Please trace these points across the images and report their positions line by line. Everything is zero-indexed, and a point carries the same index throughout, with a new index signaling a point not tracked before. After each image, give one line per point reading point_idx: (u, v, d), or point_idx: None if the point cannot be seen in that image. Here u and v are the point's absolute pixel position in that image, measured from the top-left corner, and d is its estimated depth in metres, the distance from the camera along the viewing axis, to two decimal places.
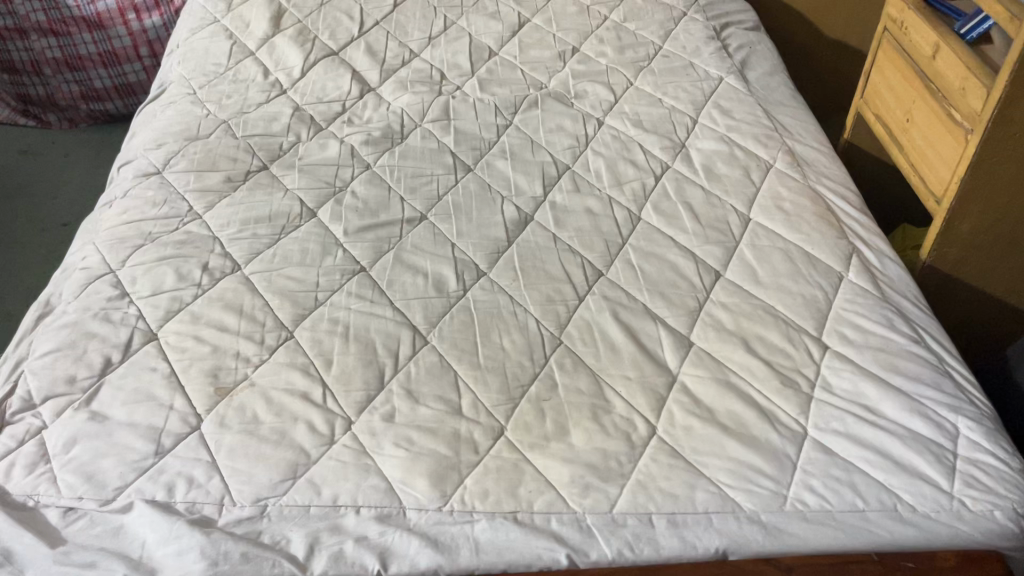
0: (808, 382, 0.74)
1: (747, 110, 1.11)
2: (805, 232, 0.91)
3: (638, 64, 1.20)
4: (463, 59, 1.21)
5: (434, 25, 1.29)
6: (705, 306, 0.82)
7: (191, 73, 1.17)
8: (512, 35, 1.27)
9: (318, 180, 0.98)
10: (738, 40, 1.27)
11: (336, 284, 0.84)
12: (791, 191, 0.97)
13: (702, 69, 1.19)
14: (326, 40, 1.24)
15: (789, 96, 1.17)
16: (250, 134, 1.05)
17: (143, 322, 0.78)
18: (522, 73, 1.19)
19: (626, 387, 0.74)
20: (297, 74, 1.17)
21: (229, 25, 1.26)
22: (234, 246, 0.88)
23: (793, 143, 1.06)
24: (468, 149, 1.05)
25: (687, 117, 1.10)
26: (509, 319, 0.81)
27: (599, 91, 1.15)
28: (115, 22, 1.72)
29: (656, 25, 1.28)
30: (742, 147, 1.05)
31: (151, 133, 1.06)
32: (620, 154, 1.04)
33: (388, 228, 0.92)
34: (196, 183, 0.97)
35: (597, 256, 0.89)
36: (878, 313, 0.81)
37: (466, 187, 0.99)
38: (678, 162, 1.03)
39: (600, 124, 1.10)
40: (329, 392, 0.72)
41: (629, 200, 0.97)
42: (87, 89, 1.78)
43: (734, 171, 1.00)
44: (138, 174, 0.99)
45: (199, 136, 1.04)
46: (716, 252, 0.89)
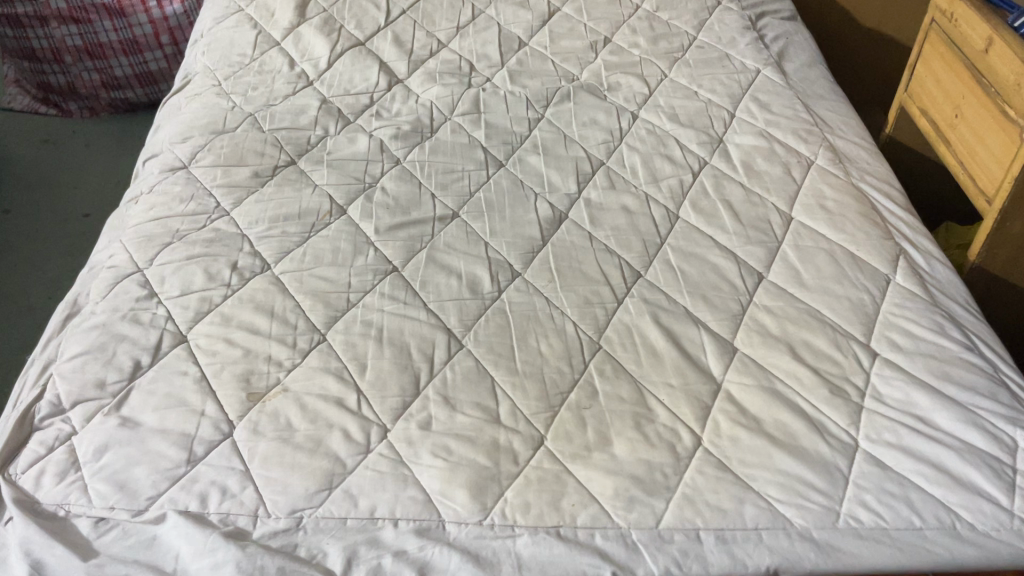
0: (858, 391, 0.72)
1: (785, 103, 1.08)
2: (849, 233, 0.88)
3: (673, 54, 1.17)
4: (492, 49, 1.18)
5: (462, 14, 1.26)
6: (749, 310, 0.80)
7: (216, 64, 1.15)
8: (542, 25, 1.24)
9: (347, 177, 0.96)
10: (775, 30, 1.23)
11: (368, 285, 0.82)
12: (833, 189, 0.94)
13: (739, 60, 1.16)
14: (352, 30, 1.22)
15: (828, 88, 1.13)
16: (277, 128, 1.03)
17: (172, 323, 0.77)
18: (553, 64, 1.16)
19: (669, 395, 0.71)
20: (323, 66, 1.15)
21: (254, 14, 1.24)
22: (263, 245, 0.86)
23: (833, 138, 1.03)
24: (499, 143, 1.03)
25: (724, 111, 1.07)
26: (546, 322, 0.78)
27: (633, 83, 1.12)
28: (136, 9, 1.69)
29: (690, 15, 1.25)
30: (782, 143, 1.02)
31: (176, 126, 1.04)
32: (656, 150, 1.01)
33: (420, 226, 0.90)
34: (223, 178, 0.95)
35: (635, 256, 0.86)
36: (928, 318, 0.78)
37: (498, 184, 0.97)
38: (716, 158, 1.00)
39: (635, 117, 1.07)
40: (364, 397, 0.71)
41: (667, 197, 0.94)
42: (108, 77, 1.76)
43: (775, 168, 0.97)
44: (164, 169, 0.97)
45: (226, 129, 1.02)
46: (758, 253, 0.86)
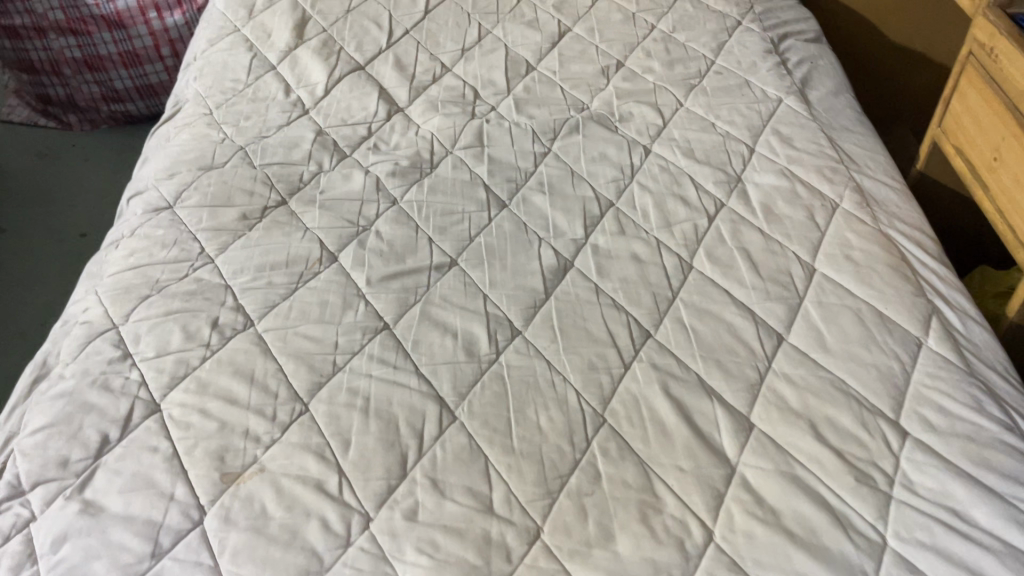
0: (886, 478, 0.66)
1: (809, 137, 1.01)
2: (878, 288, 0.82)
3: (689, 81, 1.11)
4: (498, 75, 1.12)
5: (467, 35, 1.20)
6: (768, 378, 0.74)
7: (208, 90, 1.09)
8: (551, 47, 1.18)
9: (340, 218, 0.90)
10: (799, 53, 1.16)
11: (357, 345, 0.76)
12: (861, 236, 0.87)
13: (760, 88, 1.09)
14: (352, 52, 1.16)
15: (856, 119, 1.06)
16: (269, 163, 0.97)
17: (145, 390, 0.72)
18: (562, 91, 1.10)
19: (679, 481, 0.66)
20: (320, 92, 1.09)
21: (250, 35, 1.18)
22: (247, 297, 0.81)
23: (861, 177, 0.96)
24: (502, 181, 0.97)
25: (743, 145, 1.00)
26: (547, 390, 0.73)
27: (646, 113, 1.05)
28: (135, 21, 1.63)
29: (708, 36, 1.18)
30: (805, 183, 0.95)
31: (163, 160, 0.99)
32: (669, 190, 0.94)
33: (415, 276, 0.84)
34: (209, 220, 0.90)
35: (644, 313, 0.80)
36: (965, 391, 0.72)
37: (500, 228, 0.91)
38: (734, 199, 0.93)
39: (647, 152, 1.00)
40: (346, 480, 0.65)
41: (680, 243, 0.88)
42: (107, 90, 1.70)
43: (797, 212, 0.91)
44: (148, 209, 0.92)
45: (214, 165, 0.97)
46: (777, 310, 0.80)
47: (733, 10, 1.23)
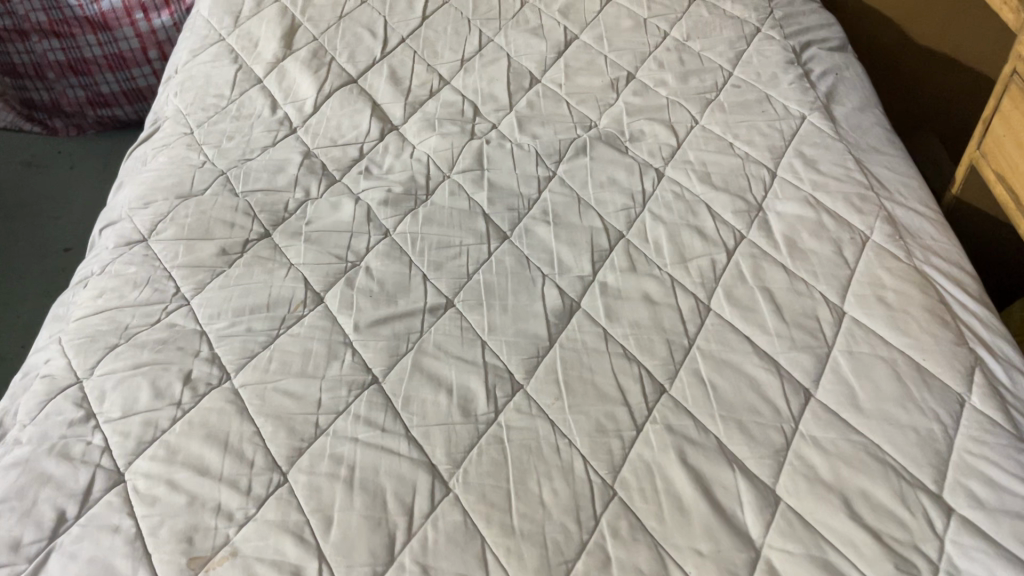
0: (929, 565, 0.60)
1: (835, 159, 0.93)
2: (915, 337, 0.74)
3: (704, 95, 1.03)
4: (500, 88, 1.05)
5: (467, 43, 1.13)
6: (795, 443, 0.67)
7: (189, 106, 1.02)
8: (557, 56, 1.10)
9: (326, 253, 0.84)
10: (822, 64, 1.08)
11: (342, 403, 0.70)
12: (894, 275, 0.80)
13: (781, 103, 1.01)
14: (344, 64, 1.09)
15: (886, 138, 0.98)
16: (252, 190, 0.90)
17: (108, 457, 0.65)
18: (568, 107, 1.02)
19: (698, 567, 0.59)
20: (309, 109, 1.01)
21: (235, 45, 1.11)
22: (223, 346, 0.74)
23: (892, 205, 0.88)
24: (503, 210, 0.89)
25: (764, 169, 0.93)
26: (550, 457, 0.66)
27: (659, 132, 0.98)
28: (121, 23, 1.54)
29: (725, 45, 1.10)
30: (832, 213, 0.87)
31: (139, 186, 0.91)
32: (684, 220, 0.87)
33: (407, 320, 0.77)
34: (186, 255, 0.83)
35: (658, 364, 0.73)
36: (1015, 460, 0.65)
37: (500, 264, 0.84)
38: (754, 231, 0.86)
39: (660, 177, 0.93)
40: (327, 566, 0.59)
41: (696, 282, 0.81)
42: (94, 94, 1.63)
43: (824, 246, 0.84)
44: (121, 242, 0.85)
45: (193, 192, 0.90)
46: (804, 361, 0.73)
47: (751, 16, 1.15)
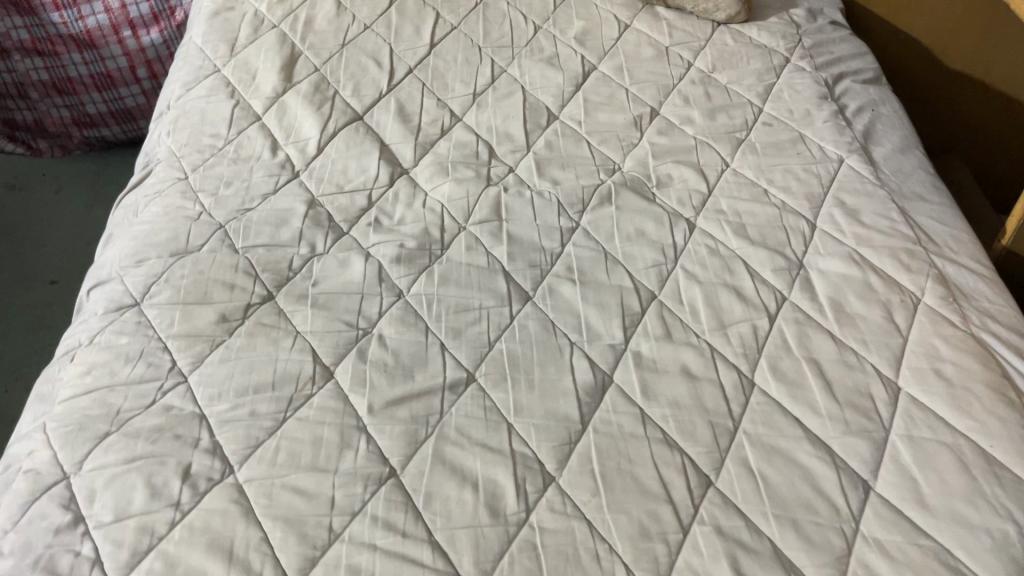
0: None
1: (879, 209, 0.87)
2: (980, 419, 0.69)
3: (734, 135, 0.96)
4: (516, 127, 0.98)
5: (478, 74, 1.06)
6: (857, 549, 0.62)
7: (183, 148, 0.95)
8: (574, 89, 1.03)
9: (335, 319, 0.77)
10: (858, 98, 1.02)
11: (357, 502, 0.63)
12: (951, 344, 0.75)
13: (816, 144, 0.95)
14: (348, 98, 1.02)
15: (929, 183, 0.92)
16: (253, 246, 0.84)
17: (98, 571, 0.59)
18: (589, 147, 0.96)
19: None
20: (312, 150, 0.94)
21: (232, 77, 1.03)
22: (225, 433, 0.67)
23: (943, 261, 0.83)
24: (524, 266, 0.83)
25: (803, 221, 0.86)
26: (590, 568, 0.60)
27: (688, 177, 0.92)
28: (108, 41, 1.44)
29: (754, 77, 1.04)
30: (879, 270, 0.81)
31: (130, 241, 0.85)
32: (720, 280, 0.81)
33: (426, 399, 0.71)
34: (182, 323, 0.76)
35: (702, 452, 0.68)
36: None
37: (524, 330, 0.77)
38: (797, 292, 0.80)
39: (691, 228, 0.86)
40: None
41: (738, 353, 0.75)
42: (79, 114, 1.53)
43: (873, 311, 0.78)
44: (110, 307, 0.79)
45: (188, 248, 0.83)
46: (860, 448, 0.68)
47: (779, 44, 1.08)
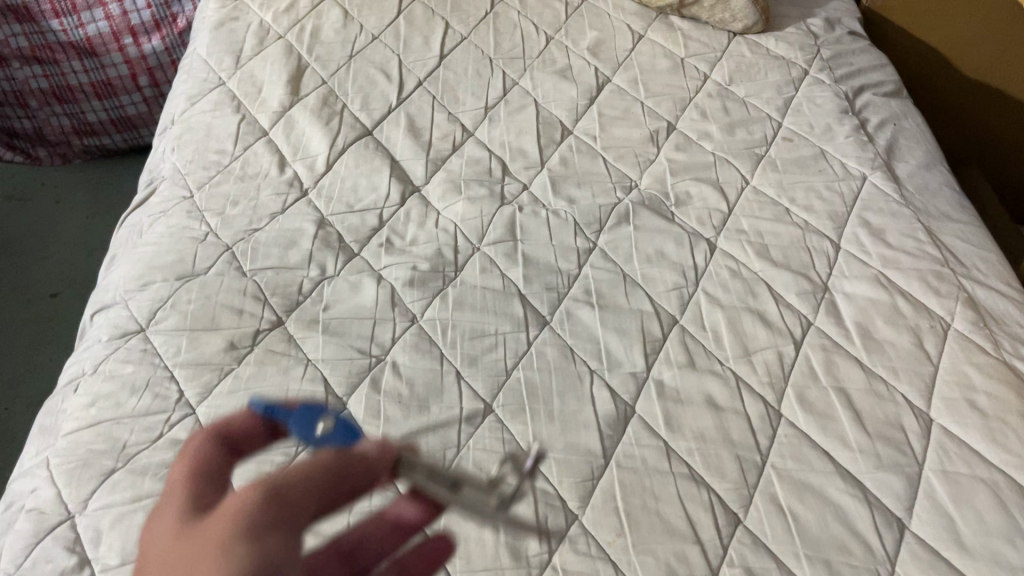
0: None
1: (905, 229, 0.85)
2: (1016, 454, 0.67)
3: (754, 150, 0.94)
4: (530, 142, 0.96)
5: (490, 87, 1.03)
6: None
7: (187, 164, 0.92)
8: (589, 103, 1.01)
9: (347, 347, 0.75)
10: (879, 112, 0.99)
11: None
12: (984, 373, 0.72)
13: (838, 160, 0.92)
14: (357, 112, 0.99)
15: (955, 201, 0.90)
16: (261, 268, 0.81)
17: None
18: (605, 164, 0.93)
19: None
20: (321, 167, 0.92)
21: (237, 90, 1.01)
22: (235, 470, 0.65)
23: (972, 284, 0.80)
24: (541, 289, 0.81)
25: (827, 241, 0.84)
26: None
27: (707, 195, 0.89)
28: (108, 48, 1.40)
29: (772, 90, 1.01)
30: (906, 294, 0.79)
31: (134, 264, 0.82)
32: (744, 303, 0.79)
33: (442, 432, 0.69)
34: (189, 351, 0.74)
35: (730, 488, 0.65)
36: None
37: (542, 357, 0.75)
38: (823, 316, 0.78)
39: (712, 249, 0.84)
40: None
41: (764, 381, 0.73)
42: (79, 123, 1.49)
43: (902, 337, 0.75)
44: (114, 334, 0.76)
45: (194, 271, 0.81)
46: (893, 483, 0.66)
47: (797, 56, 1.06)
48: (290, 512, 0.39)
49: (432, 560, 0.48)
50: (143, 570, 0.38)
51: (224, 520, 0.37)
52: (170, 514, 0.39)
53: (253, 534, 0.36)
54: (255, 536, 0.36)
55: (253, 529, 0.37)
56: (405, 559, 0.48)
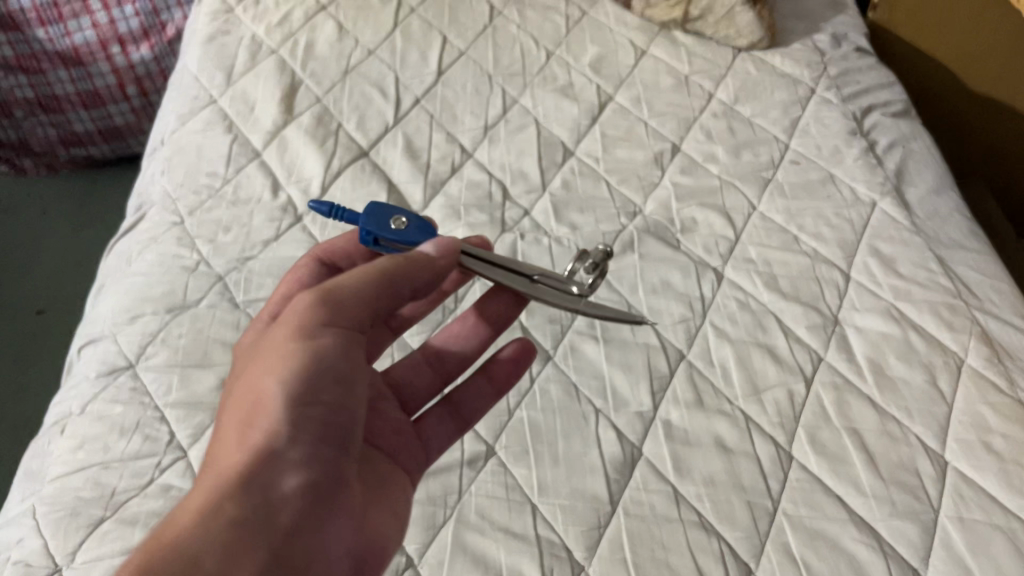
0: None
1: (917, 258, 0.82)
2: None
3: (761, 174, 0.92)
4: (530, 164, 0.93)
5: (490, 105, 1.01)
6: None
7: (178, 188, 0.90)
8: (591, 122, 0.98)
9: None
10: (888, 133, 0.97)
11: None
12: (1001, 414, 0.70)
13: (847, 185, 0.90)
14: (353, 132, 0.96)
15: (966, 228, 0.88)
16: (255, 299, 0.79)
17: None
18: (608, 188, 0.91)
19: None
20: (316, 192, 0.89)
21: (229, 108, 0.98)
22: None
23: (986, 317, 0.78)
24: (544, 322, 0.78)
25: (837, 271, 0.82)
26: None
27: (714, 221, 0.87)
28: (95, 57, 1.37)
29: (779, 109, 0.99)
30: (919, 329, 0.77)
31: (123, 295, 0.80)
32: (753, 338, 0.76)
33: (443, 477, 0.66)
34: (180, 390, 0.71)
35: (741, 538, 0.63)
36: None
37: (545, 395, 0.72)
38: (834, 351, 0.75)
39: (719, 279, 0.82)
40: None
41: (775, 422, 0.71)
42: (66, 133, 1.47)
43: (916, 375, 0.73)
44: (102, 370, 0.74)
45: (186, 303, 0.78)
46: (909, 532, 0.64)
47: (804, 74, 1.03)
48: (340, 316, 0.55)
49: (514, 363, 0.69)
50: (241, 359, 0.62)
51: (290, 323, 0.55)
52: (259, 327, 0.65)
53: (308, 332, 0.54)
54: (309, 338, 0.54)
55: (309, 328, 0.54)
56: (494, 369, 0.68)
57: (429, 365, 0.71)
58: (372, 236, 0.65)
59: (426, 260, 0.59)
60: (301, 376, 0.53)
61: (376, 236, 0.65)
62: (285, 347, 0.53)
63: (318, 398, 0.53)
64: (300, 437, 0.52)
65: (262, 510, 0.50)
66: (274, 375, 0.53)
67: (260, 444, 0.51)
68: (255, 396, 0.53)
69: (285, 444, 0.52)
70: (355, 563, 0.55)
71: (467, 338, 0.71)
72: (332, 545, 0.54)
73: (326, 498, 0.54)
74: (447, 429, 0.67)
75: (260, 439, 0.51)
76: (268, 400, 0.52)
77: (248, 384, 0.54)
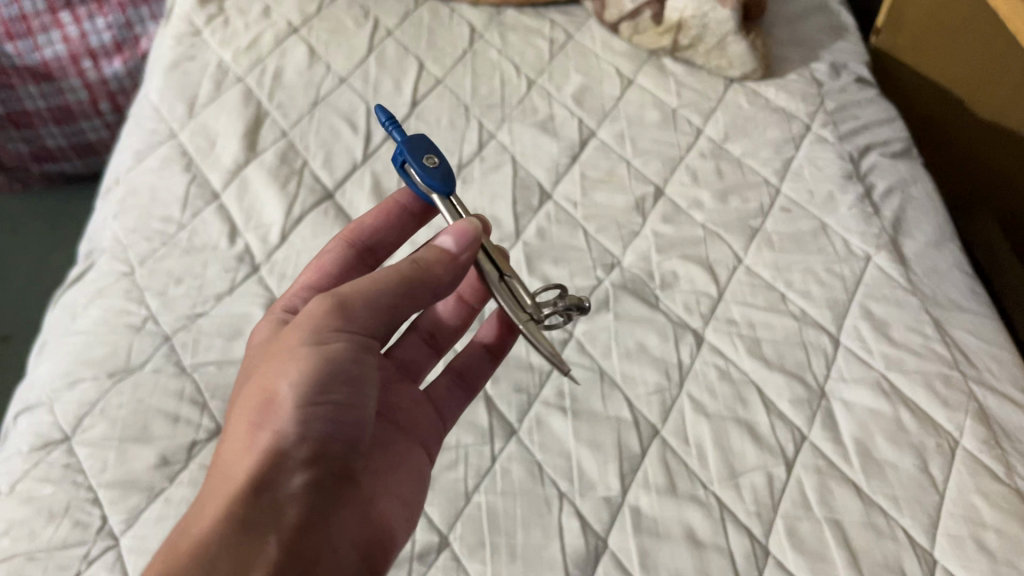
0: None
1: (912, 322, 0.77)
2: None
3: (748, 222, 0.86)
4: (504, 209, 0.88)
5: (464, 140, 0.95)
6: None
7: (129, 235, 0.85)
8: (570, 161, 0.93)
9: None
10: (886, 177, 0.91)
11: None
12: (995, 506, 0.65)
13: (839, 237, 0.85)
14: (318, 170, 0.91)
15: (966, 286, 0.82)
16: (202, 362, 0.74)
17: None
18: (585, 237, 0.85)
19: None
20: (275, 239, 0.84)
21: (189, 144, 0.93)
22: None
23: (984, 392, 0.73)
24: (509, 390, 0.73)
25: (825, 336, 0.76)
26: None
27: (696, 276, 0.81)
28: (66, 72, 1.32)
29: (770, 149, 0.93)
30: (910, 404, 0.72)
31: (64, 357, 0.75)
32: (732, 413, 0.71)
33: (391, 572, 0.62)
34: (115, 468, 0.67)
35: None
36: None
37: (507, 476, 0.67)
38: (818, 430, 0.70)
39: (699, 344, 0.76)
40: None
41: (751, 511, 0.66)
42: (37, 148, 1.42)
43: (906, 458, 0.68)
44: (35, 444, 0.69)
45: (130, 367, 0.73)
46: None
47: (799, 109, 0.97)
48: (352, 314, 0.54)
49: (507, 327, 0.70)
50: (248, 357, 0.62)
51: (301, 324, 0.54)
52: (265, 325, 0.65)
53: (321, 338, 0.53)
54: (322, 345, 0.53)
55: (322, 332, 0.54)
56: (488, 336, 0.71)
57: (425, 343, 0.71)
58: (404, 159, 0.64)
59: (447, 256, 0.56)
60: (313, 383, 0.52)
61: (405, 159, 0.64)
62: (296, 348, 0.53)
63: (328, 397, 0.53)
64: (310, 436, 0.52)
65: (271, 509, 0.50)
66: (287, 377, 0.52)
67: (269, 446, 0.51)
68: (264, 395, 0.53)
69: (294, 446, 0.52)
70: (371, 551, 0.55)
71: (451, 313, 0.73)
72: (345, 536, 0.53)
73: (338, 494, 0.54)
74: (458, 398, 0.68)
75: (268, 440, 0.52)
76: (278, 399, 0.52)
77: (259, 384, 0.54)
